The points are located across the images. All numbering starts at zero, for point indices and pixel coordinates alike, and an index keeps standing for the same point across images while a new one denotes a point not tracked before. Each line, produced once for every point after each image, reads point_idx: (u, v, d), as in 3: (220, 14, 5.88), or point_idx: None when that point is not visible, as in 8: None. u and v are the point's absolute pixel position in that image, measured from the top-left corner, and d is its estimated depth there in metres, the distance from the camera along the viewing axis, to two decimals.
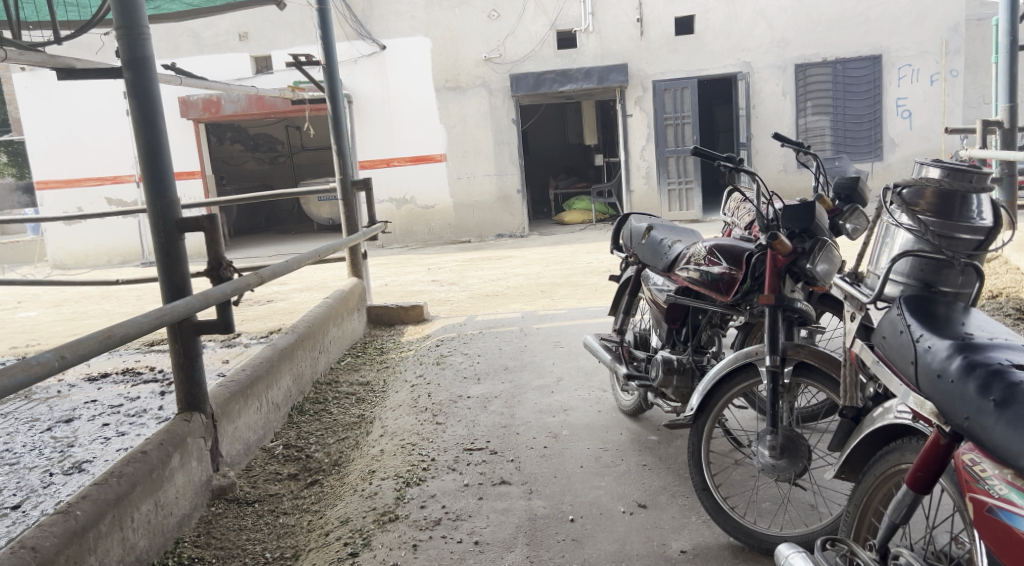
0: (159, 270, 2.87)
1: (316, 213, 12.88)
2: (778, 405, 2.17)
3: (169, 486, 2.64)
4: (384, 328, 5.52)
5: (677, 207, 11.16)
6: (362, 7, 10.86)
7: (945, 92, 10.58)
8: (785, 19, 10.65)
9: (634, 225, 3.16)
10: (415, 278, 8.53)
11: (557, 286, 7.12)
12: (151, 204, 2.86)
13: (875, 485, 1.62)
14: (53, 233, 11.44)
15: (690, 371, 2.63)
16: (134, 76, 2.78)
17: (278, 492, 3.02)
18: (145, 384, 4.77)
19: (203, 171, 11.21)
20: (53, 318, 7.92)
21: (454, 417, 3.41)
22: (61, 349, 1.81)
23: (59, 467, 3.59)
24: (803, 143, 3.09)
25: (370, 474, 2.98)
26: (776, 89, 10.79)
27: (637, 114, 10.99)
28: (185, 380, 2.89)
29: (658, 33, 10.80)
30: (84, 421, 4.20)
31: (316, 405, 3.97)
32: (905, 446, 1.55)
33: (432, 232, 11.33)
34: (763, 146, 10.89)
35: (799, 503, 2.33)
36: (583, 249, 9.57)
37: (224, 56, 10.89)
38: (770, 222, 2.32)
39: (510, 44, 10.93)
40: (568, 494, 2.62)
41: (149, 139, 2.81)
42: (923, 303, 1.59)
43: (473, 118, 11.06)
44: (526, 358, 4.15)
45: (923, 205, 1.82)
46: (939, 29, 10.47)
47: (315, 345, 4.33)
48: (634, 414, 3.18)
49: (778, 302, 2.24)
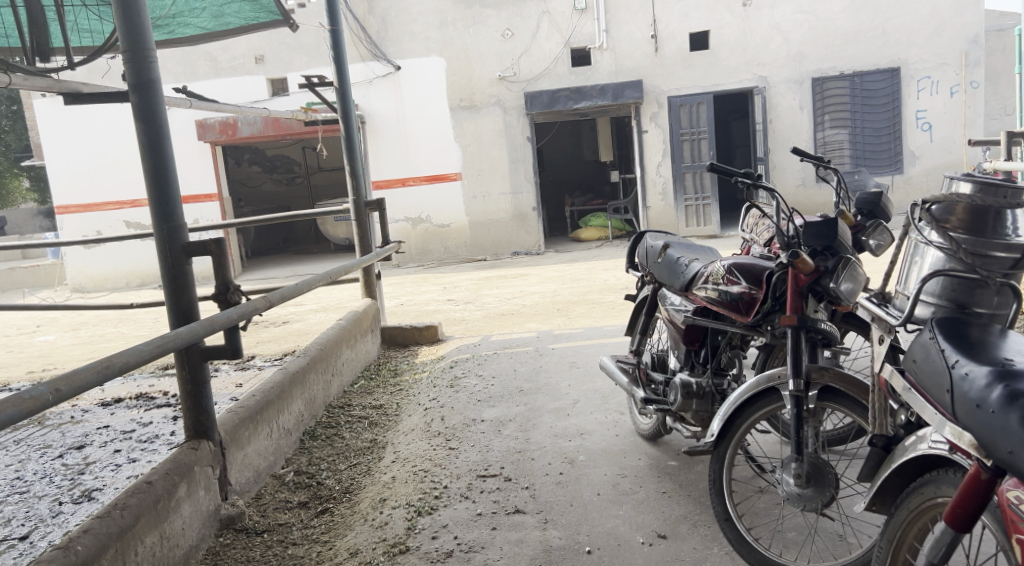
0: (167, 294, 2.83)
1: (332, 233, 12.90)
2: (802, 432, 2.08)
3: (175, 518, 2.58)
4: (398, 349, 5.45)
5: (694, 223, 11.07)
6: (376, 28, 10.91)
7: (966, 103, 10.44)
8: (802, 34, 10.57)
9: (649, 243, 3.07)
10: (430, 297, 8.48)
11: (573, 305, 7.04)
12: (158, 228, 2.83)
13: (909, 519, 1.52)
14: (72, 256, 11.52)
15: (710, 395, 2.54)
16: (140, 100, 2.75)
17: (288, 522, 2.95)
18: (158, 409, 4.73)
19: (220, 193, 11.27)
20: (71, 341, 7.95)
21: (468, 442, 3.33)
22: (56, 382, 1.75)
23: (69, 496, 3.55)
24: (823, 156, 3.00)
25: (381, 502, 2.91)
26: (792, 103, 10.68)
27: (653, 130, 10.93)
28: (193, 406, 2.84)
29: (673, 49, 10.75)
30: (96, 447, 4.16)
31: (328, 429, 3.90)
32: (941, 479, 1.45)
33: (448, 251, 11.29)
34: (781, 160, 10.78)
35: (827, 533, 2.22)
36: (600, 266, 9.48)
37: (240, 79, 10.96)
38: (791, 239, 2.24)
39: (524, 62, 10.92)
40: (585, 524, 2.53)
41: (156, 163, 2.77)
42: (956, 325, 1.50)
43: (487, 137, 11.04)
44: (542, 380, 4.06)
45: None
46: (959, 40, 10.35)
47: (327, 367, 4.28)
48: (652, 438, 3.08)
49: (801, 323, 2.15)
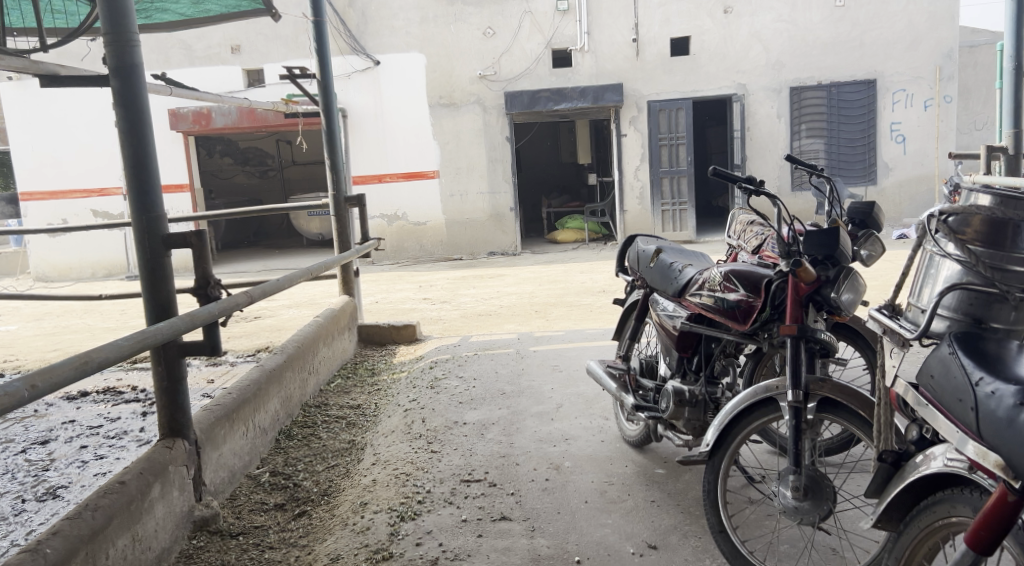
0: (144, 287, 2.73)
1: (305, 228, 12.74)
2: (802, 444, 2.06)
3: (148, 519, 2.48)
4: (375, 348, 5.36)
5: (671, 228, 11.10)
6: (356, 21, 10.78)
7: (939, 117, 10.59)
8: (781, 43, 10.65)
9: (640, 247, 3.02)
10: (406, 295, 8.37)
11: (551, 306, 7.00)
12: (136, 220, 2.72)
13: (920, 539, 1.49)
14: (36, 244, 11.23)
15: (703, 404, 2.50)
16: (121, 84, 2.64)
17: (264, 525, 2.86)
18: (127, 403, 4.59)
19: (192, 184, 11.05)
20: (34, 332, 7.71)
21: (450, 445, 3.26)
22: (32, 378, 1.65)
23: (32, 493, 3.41)
24: (817, 164, 2.96)
25: (362, 506, 2.83)
26: (770, 111, 10.74)
27: (632, 134, 10.90)
28: (167, 403, 2.74)
29: (654, 53, 10.76)
30: (61, 443, 4.02)
31: (305, 429, 3.80)
32: (957, 498, 1.43)
33: (424, 249, 11.18)
34: (758, 168, 10.84)
35: (821, 546, 2.19)
36: (577, 269, 9.45)
37: (215, 68, 10.76)
38: (791, 247, 2.21)
39: (505, 61, 10.85)
40: (574, 532, 2.48)
41: (136, 151, 2.66)
42: (974, 340, 1.48)
43: (466, 135, 10.97)
44: (524, 383, 4.01)
45: (970, 234, 1.74)
46: (933, 55, 10.49)
47: (304, 365, 4.17)
48: (639, 445, 3.04)
49: (800, 333, 2.13)
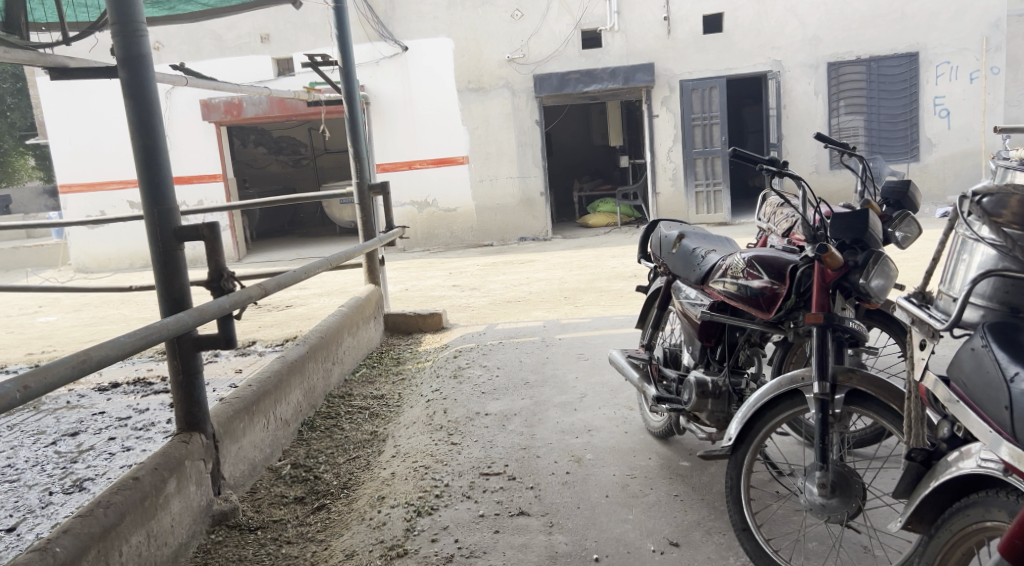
0: (158, 281, 2.70)
1: (338, 216, 12.79)
2: (828, 438, 1.95)
3: (164, 515, 2.47)
4: (401, 337, 5.32)
5: (705, 210, 10.90)
6: (383, 7, 10.69)
7: (986, 90, 10.21)
8: (818, 17, 10.32)
9: (663, 232, 2.91)
10: (436, 283, 8.34)
11: (581, 292, 6.90)
12: (148, 212, 2.69)
13: (951, 543, 1.39)
14: (76, 236, 11.42)
15: (726, 395, 2.40)
16: (130, 75, 2.59)
17: (282, 518, 2.84)
18: (156, 394, 4.62)
19: (225, 174, 11.12)
20: (72, 323, 7.85)
21: (470, 437, 3.20)
22: (24, 379, 1.63)
23: (60, 485, 3.44)
24: (848, 143, 2.82)
25: (380, 500, 2.79)
26: (807, 88, 10.46)
27: (664, 114, 10.72)
28: (184, 398, 2.71)
29: (685, 32, 10.52)
30: (90, 434, 4.06)
31: (327, 420, 3.78)
32: (991, 502, 1.32)
33: (454, 235, 11.15)
34: (794, 147, 10.58)
35: (851, 545, 2.09)
36: (608, 253, 9.33)
37: (245, 58, 10.79)
38: (817, 231, 2.10)
39: (534, 44, 10.72)
40: (592, 529, 2.40)
41: (147, 143, 2.63)
42: (1011, 332, 1.38)
43: (496, 119, 10.87)
44: (548, 371, 3.94)
45: (1007, 216, 1.59)
46: (979, 25, 10.11)
47: (328, 356, 4.14)
48: (663, 437, 2.95)
49: (827, 321, 2.03)
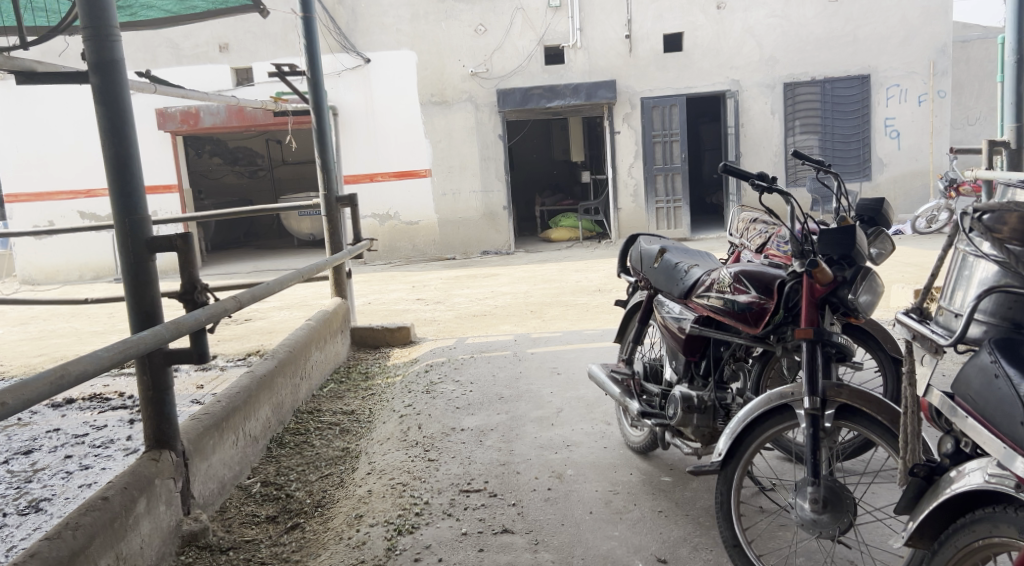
0: (127, 291, 2.60)
1: (296, 228, 12.59)
2: (819, 454, 1.96)
3: (133, 536, 2.36)
4: (369, 351, 5.24)
5: (665, 225, 11.03)
6: (346, 19, 10.64)
7: (933, 112, 10.54)
8: (774, 38, 10.56)
9: (644, 246, 2.92)
10: (399, 296, 8.25)
11: (546, 306, 6.91)
12: (118, 221, 2.59)
13: (959, 556, 1.46)
14: (22, 247, 11.06)
15: (712, 410, 2.41)
16: (102, 81, 2.51)
17: (255, 538, 2.75)
18: (113, 411, 4.46)
19: (180, 184, 10.88)
20: (19, 337, 7.56)
21: (447, 453, 3.15)
22: (2, 395, 1.56)
23: (14, 506, 3.29)
24: (823, 160, 2.73)
25: (357, 518, 2.72)
26: (764, 107, 10.66)
27: (625, 131, 10.80)
28: (154, 414, 2.61)
29: (647, 50, 10.66)
30: (45, 453, 3.89)
31: (297, 436, 3.69)
32: (998, 516, 1.40)
33: (416, 248, 11.07)
34: (752, 165, 10.77)
35: (840, 560, 2.11)
36: (572, 267, 9.34)
37: (203, 67, 10.62)
38: (805, 246, 2.12)
39: (497, 58, 10.72)
40: (579, 546, 2.38)
41: (118, 152, 2.54)
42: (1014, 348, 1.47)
43: (458, 133, 10.84)
44: (522, 386, 3.91)
45: (1006, 233, 1.58)
46: (927, 50, 10.44)
47: (296, 371, 4.05)
48: (644, 452, 2.95)
49: (815, 337, 2.06)
